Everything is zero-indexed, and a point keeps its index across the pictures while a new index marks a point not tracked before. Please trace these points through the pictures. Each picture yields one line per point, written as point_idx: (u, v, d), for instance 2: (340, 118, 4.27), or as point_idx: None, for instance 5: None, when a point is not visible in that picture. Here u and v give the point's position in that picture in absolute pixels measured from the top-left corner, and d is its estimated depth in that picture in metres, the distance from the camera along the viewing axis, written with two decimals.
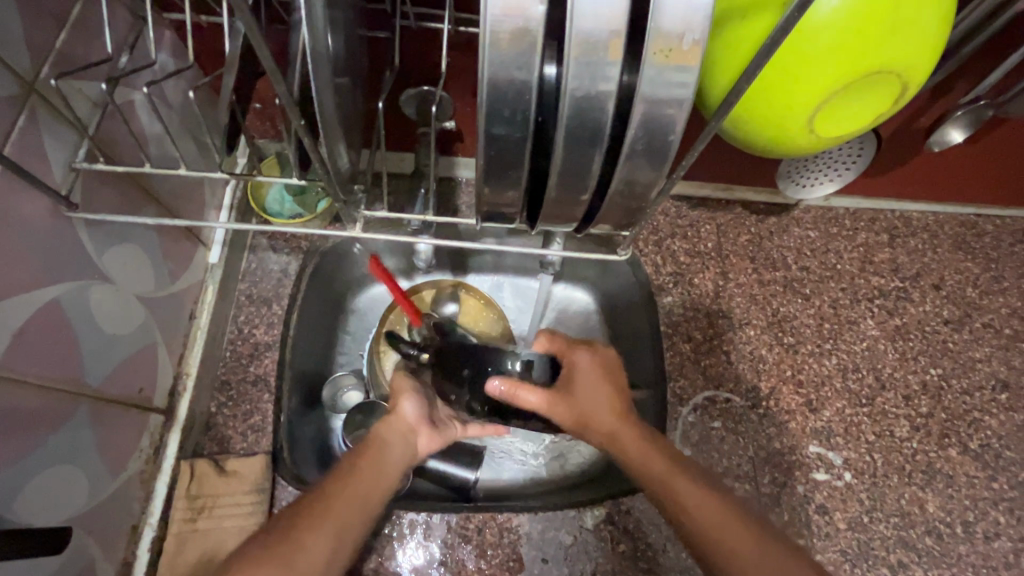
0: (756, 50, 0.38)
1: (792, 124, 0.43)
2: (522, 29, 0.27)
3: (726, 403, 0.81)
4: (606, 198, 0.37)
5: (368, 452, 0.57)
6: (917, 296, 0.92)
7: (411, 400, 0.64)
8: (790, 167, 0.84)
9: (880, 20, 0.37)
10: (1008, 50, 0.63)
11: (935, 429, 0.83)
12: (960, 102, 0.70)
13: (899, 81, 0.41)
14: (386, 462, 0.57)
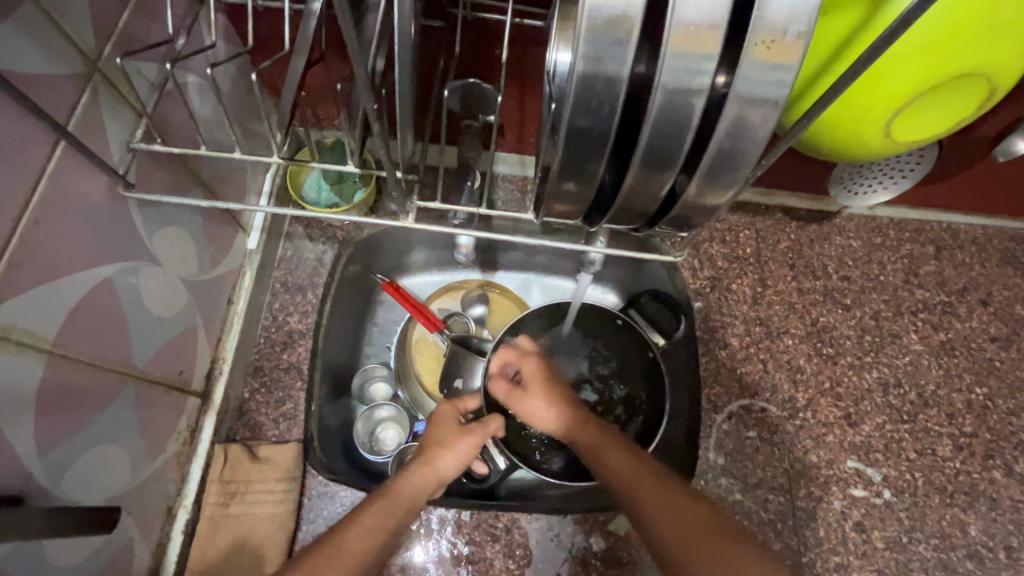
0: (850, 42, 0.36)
1: (867, 128, 0.42)
2: (620, 16, 0.26)
3: (762, 413, 0.79)
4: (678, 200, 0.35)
5: (391, 502, 0.55)
6: (963, 311, 0.89)
7: (451, 457, 0.61)
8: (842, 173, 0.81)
9: (977, 19, 0.35)
10: None
11: (979, 450, 0.80)
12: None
13: (988, 85, 0.39)
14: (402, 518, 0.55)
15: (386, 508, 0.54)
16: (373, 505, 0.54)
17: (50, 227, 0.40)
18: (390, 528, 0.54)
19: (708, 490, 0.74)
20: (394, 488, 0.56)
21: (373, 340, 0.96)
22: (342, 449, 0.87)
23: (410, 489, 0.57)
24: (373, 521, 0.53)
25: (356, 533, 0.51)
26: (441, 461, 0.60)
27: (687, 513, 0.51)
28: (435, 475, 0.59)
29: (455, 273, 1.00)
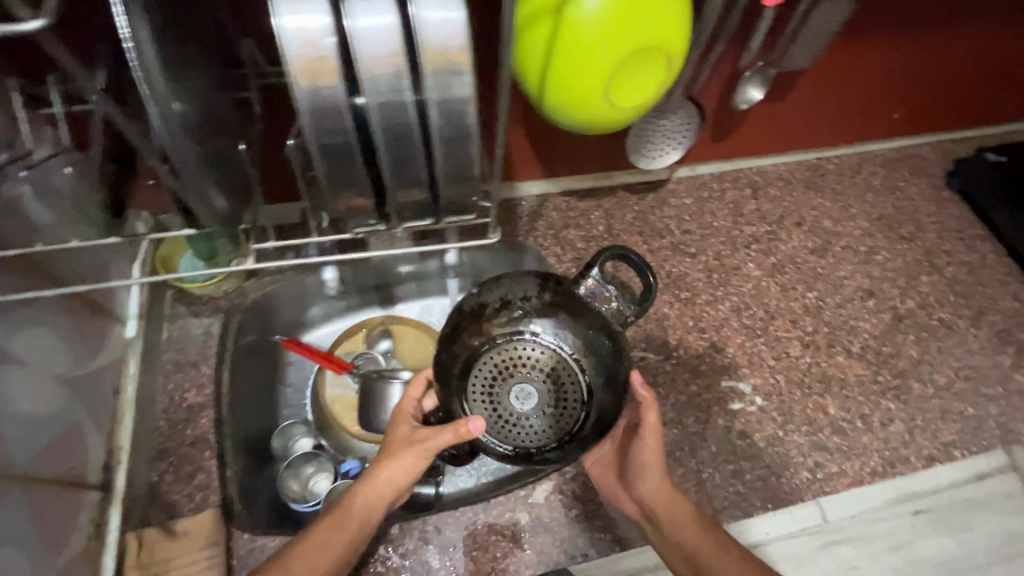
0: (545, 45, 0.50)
1: (595, 101, 0.53)
2: (320, 58, 0.34)
3: (643, 360, 0.89)
4: (443, 187, 0.44)
5: (337, 525, 0.62)
6: (785, 235, 1.05)
7: (393, 467, 0.63)
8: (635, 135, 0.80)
9: (629, 8, 0.48)
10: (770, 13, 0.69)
11: (822, 342, 0.94)
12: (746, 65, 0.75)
13: (666, 54, 0.52)
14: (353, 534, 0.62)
15: (336, 526, 0.62)
16: (319, 531, 0.62)
17: None
18: (337, 551, 0.61)
19: None
20: (342, 510, 0.63)
21: (289, 400, 0.99)
22: (276, 512, 0.87)
23: (360, 505, 0.63)
24: (320, 543, 0.61)
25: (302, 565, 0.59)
26: (384, 474, 0.63)
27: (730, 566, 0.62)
28: (380, 485, 0.63)
29: (356, 314, 1.06)
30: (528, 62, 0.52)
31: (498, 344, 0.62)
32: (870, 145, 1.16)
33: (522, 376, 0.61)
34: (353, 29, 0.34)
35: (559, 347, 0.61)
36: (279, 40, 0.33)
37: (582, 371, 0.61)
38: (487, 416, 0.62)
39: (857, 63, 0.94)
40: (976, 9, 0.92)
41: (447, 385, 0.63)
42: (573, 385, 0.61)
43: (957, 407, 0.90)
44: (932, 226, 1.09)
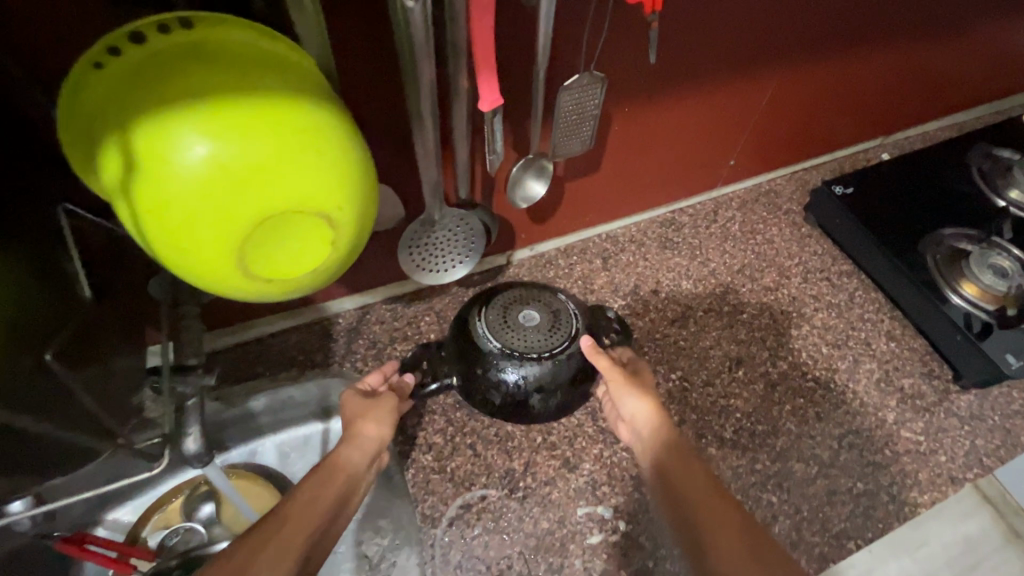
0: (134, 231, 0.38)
1: (235, 283, 0.40)
2: None
3: (483, 500, 0.75)
4: None
5: (332, 475, 0.59)
6: (641, 308, 0.95)
7: (373, 424, 0.67)
8: (408, 250, 0.66)
9: (219, 179, 0.35)
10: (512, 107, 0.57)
11: (690, 433, 0.83)
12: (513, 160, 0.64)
13: (313, 216, 0.39)
14: (346, 485, 0.59)
15: (323, 481, 0.58)
16: (310, 481, 0.57)
17: None
18: (332, 501, 0.56)
19: None
20: (329, 463, 0.61)
21: None
22: None
23: (345, 461, 0.62)
24: (308, 496, 0.55)
25: (302, 508, 0.53)
26: (366, 432, 0.66)
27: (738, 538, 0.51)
28: (361, 446, 0.64)
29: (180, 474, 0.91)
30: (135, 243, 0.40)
31: (528, 286, 0.81)
32: (721, 190, 1.09)
33: (536, 305, 0.78)
34: None
35: (565, 300, 0.80)
36: None
37: (575, 324, 0.78)
38: (495, 319, 0.77)
39: (672, 123, 0.85)
40: (782, 51, 0.85)
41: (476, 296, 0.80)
42: (568, 324, 0.77)
43: (844, 485, 0.80)
44: (795, 270, 1.02)
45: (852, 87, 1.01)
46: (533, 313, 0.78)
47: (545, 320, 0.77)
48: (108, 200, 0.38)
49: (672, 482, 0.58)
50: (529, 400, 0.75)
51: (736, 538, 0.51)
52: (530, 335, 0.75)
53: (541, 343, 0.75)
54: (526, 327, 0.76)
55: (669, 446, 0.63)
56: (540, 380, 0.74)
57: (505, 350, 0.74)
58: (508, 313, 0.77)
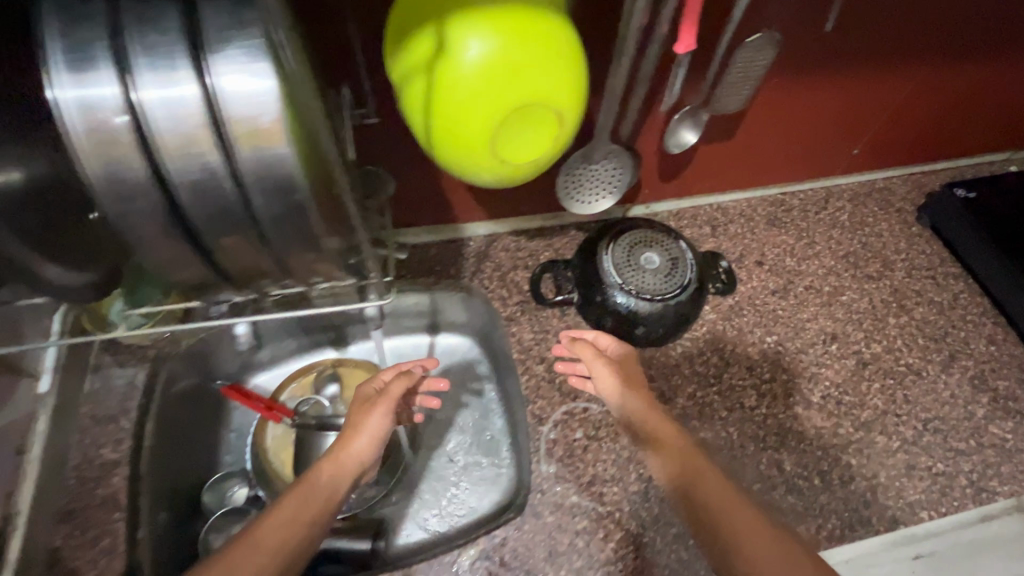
0: (422, 107, 0.49)
1: (482, 158, 0.51)
2: (111, 136, 0.35)
3: (586, 412, 0.85)
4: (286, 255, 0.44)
5: (308, 489, 0.62)
6: (743, 275, 1.01)
7: (363, 438, 0.69)
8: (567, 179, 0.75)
9: (503, 69, 0.46)
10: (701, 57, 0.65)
11: (780, 391, 0.89)
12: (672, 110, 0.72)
13: (553, 111, 0.49)
14: (319, 499, 0.62)
15: (303, 499, 0.61)
16: (287, 502, 0.60)
17: None
18: (309, 517, 0.59)
19: (547, 499, 0.78)
20: (308, 482, 0.63)
21: (231, 446, 0.95)
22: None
23: (323, 478, 0.64)
24: (284, 518, 0.58)
25: (270, 531, 0.56)
26: (354, 443, 0.68)
27: (771, 555, 0.57)
28: (349, 457, 0.67)
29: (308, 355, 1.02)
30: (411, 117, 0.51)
31: (652, 230, 0.92)
32: (835, 180, 1.12)
33: (658, 250, 0.90)
34: (148, 103, 0.35)
35: (685, 249, 0.91)
36: (60, 115, 0.34)
37: (690, 272, 0.88)
38: (621, 257, 0.89)
39: (808, 104, 0.90)
40: (936, 47, 0.88)
41: (606, 233, 0.92)
42: (684, 272, 0.88)
43: (924, 462, 0.84)
44: (900, 264, 1.04)
45: (993, 95, 1.01)
46: (655, 256, 0.89)
47: (665, 263, 0.89)
48: (404, 80, 0.49)
49: (693, 497, 0.65)
50: (636, 329, 0.88)
51: (768, 545, 0.58)
52: (649, 275, 0.87)
53: (660, 284, 0.87)
54: (647, 266, 0.88)
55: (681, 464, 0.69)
56: (642, 313, 0.86)
57: (624, 286, 0.87)
58: (632, 252, 0.89)
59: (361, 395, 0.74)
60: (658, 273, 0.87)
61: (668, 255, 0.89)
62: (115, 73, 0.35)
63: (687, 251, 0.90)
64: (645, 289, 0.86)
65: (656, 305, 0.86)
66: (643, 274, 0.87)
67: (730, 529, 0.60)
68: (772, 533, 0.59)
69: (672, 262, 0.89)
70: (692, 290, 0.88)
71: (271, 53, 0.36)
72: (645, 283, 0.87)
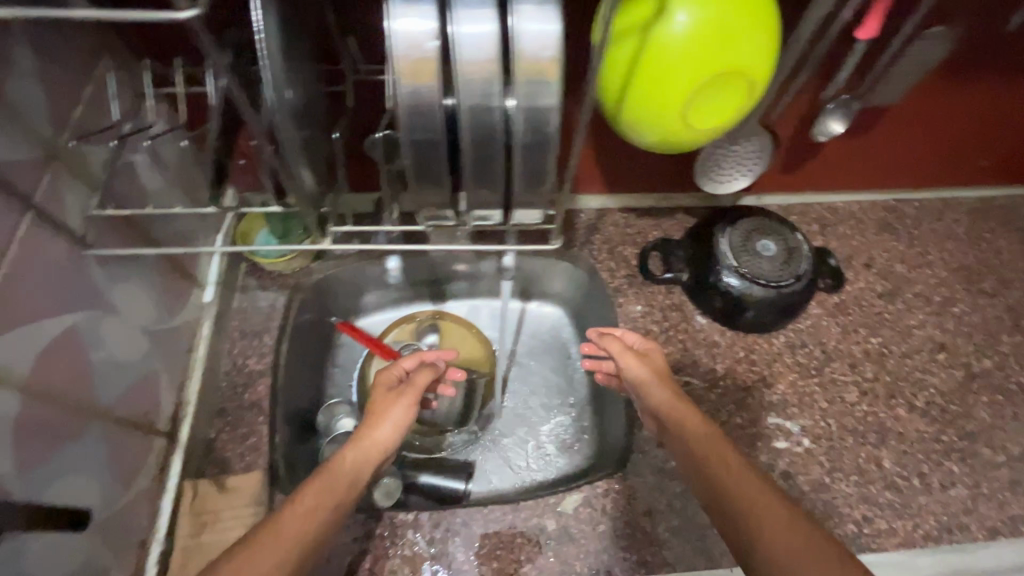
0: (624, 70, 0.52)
1: (670, 123, 0.54)
2: (420, 63, 0.36)
3: (687, 386, 0.88)
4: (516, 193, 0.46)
5: (329, 475, 0.58)
6: (851, 275, 1.00)
7: (387, 426, 0.66)
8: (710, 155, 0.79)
9: (713, 37, 0.49)
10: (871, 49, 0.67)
11: (882, 391, 0.89)
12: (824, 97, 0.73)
13: (745, 82, 0.53)
14: (344, 485, 0.58)
15: (327, 485, 0.57)
16: (310, 487, 0.56)
17: (21, 281, 0.48)
18: (334, 503, 0.55)
19: (646, 460, 0.82)
20: (332, 466, 0.59)
21: (336, 380, 0.97)
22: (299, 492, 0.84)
23: (345, 463, 0.61)
24: (313, 499, 0.54)
25: (294, 518, 0.52)
26: (377, 431, 0.65)
27: (791, 535, 0.48)
28: (370, 444, 0.64)
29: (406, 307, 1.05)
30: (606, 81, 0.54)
31: (768, 220, 0.94)
32: (954, 191, 1.09)
33: (774, 239, 0.91)
34: (456, 33, 0.36)
35: (801, 241, 0.92)
36: (387, 39, 0.36)
37: (804, 263, 0.90)
38: (737, 241, 0.91)
39: (944, 108, 0.90)
40: None
41: (721, 217, 0.94)
42: (799, 263, 0.90)
43: None
44: (1017, 283, 1.02)
45: None
46: (770, 245, 0.91)
47: (780, 253, 0.90)
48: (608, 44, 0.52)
49: (708, 475, 0.58)
50: (745, 312, 0.90)
51: (792, 532, 0.48)
52: (765, 262, 0.89)
53: (775, 271, 0.88)
54: (763, 253, 0.90)
55: (699, 445, 0.61)
56: (753, 294, 0.88)
57: (738, 269, 0.88)
58: (747, 237, 0.91)
59: (381, 379, 0.72)
60: (773, 261, 0.89)
61: (782, 245, 0.91)
62: (431, 3, 0.36)
63: (803, 244, 0.91)
64: (760, 274, 0.88)
65: (769, 289, 0.87)
66: (758, 260, 0.89)
67: (747, 511, 0.52)
68: (801, 517, 0.49)
69: (787, 252, 0.90)
70: (805, 282, 0.89)
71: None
72: (760, 268, 0.88)
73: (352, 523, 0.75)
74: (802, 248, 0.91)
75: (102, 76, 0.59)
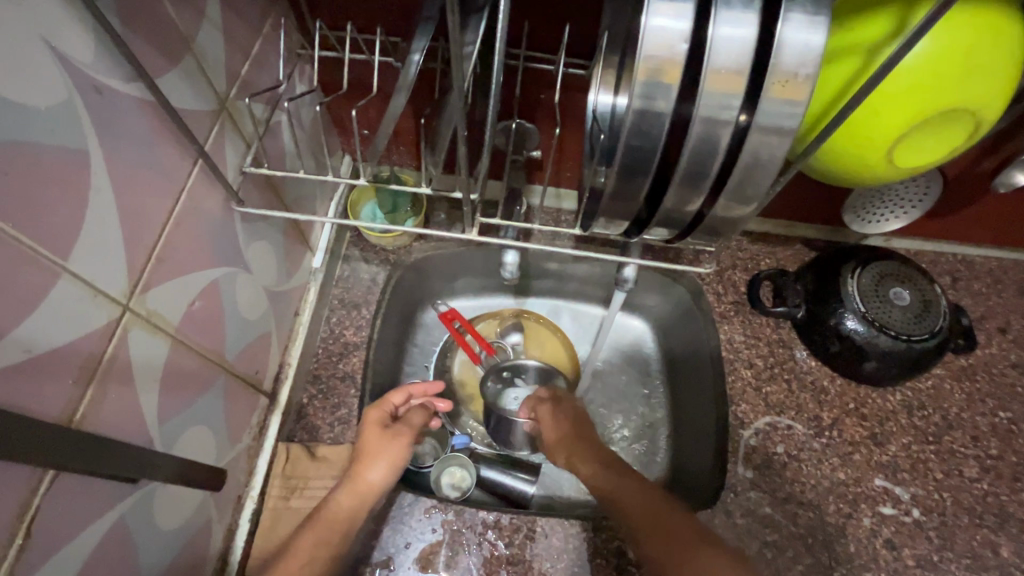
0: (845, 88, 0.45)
1: (872, 154, 0.48)
2: (667, 65, 0.33)
3: (788, 430, 0.83)
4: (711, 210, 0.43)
5: (319, 523, 0.60)
6: (983, 338, 0.91)
7: (380, 469, 0.64)
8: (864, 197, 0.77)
9: (954, 66, 0.43)
10: None
11: (1007, 472, 0.81)
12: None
13: (972, 119, 0.46)
14: (333, 534, 0.60)
15: (320, 537, 0.59)
16: (302, 542, 0.58)
17: (185, 231, 0.48)
18: (327, 551, 0.59)
19: (738, 502, 0.77)
20: (324, 515, 0.61)
21: (412, 359, 0.96)
22: None
23: (337, 509, 0.62)
24: (305, 554, 0.57)
25: (284, 574, 0.55)
26: (368, 475, 0.64)
27: None
28: (363, 489, 0.63)
29: (485, 300, 1.01)
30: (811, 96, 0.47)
31: (902, 264, 0.85)
32: None
33: (910, 287, 0.83)
34: (711, 37, 0.33)
35: (938, 294, 0.84)
36: (638, 35, 0.33)
37: (940, 319, 0.82)
38: (868, 284, 0.83)
39: None
40: None
41: (851, 255, 0.86)
42: (935, 318, 0.81)
43: None
44: None
45: None
46: (903, 293, 0.82)
47: (913, 303, 0.82)
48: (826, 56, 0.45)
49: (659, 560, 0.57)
50: (865, 361, 0.83)
51: None
52: (897, 312, 0.81)
53: (907, 324, 0.80)
54: (896, 301, 0.82)
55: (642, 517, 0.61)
56: (878, 344, 0.81)
57: (866, 314, 0.81)
58: (879, 281, 0.83)
59: (372, 417, 0.69)
60: (906, 312, 0.81)
61: (916, 296, 0.83)
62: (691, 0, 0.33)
63: (941, 298, 0.83)
64: (889, 325, 0.80)
65: (899, 341, 0.80)
66: (889, 307, 0.81)
67: None
68: None
69: (921, 304, 0.82)
70: (937, 338, 0.81)
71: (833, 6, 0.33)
72: (890, 316, 0.81)
73: (431, 515, 0.75)
74: (937, 301, 0.83)
75: (272, 34, 0.59)
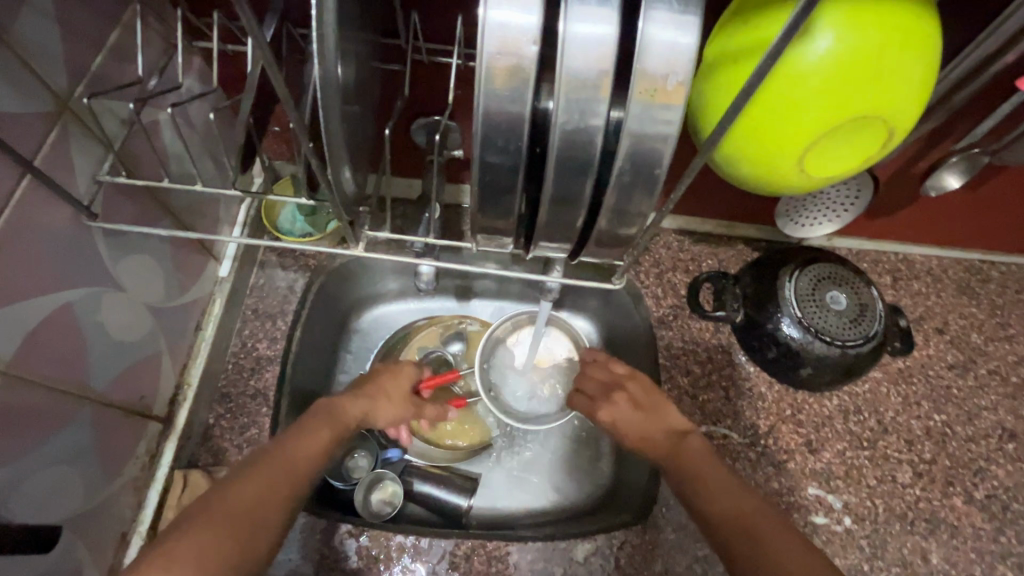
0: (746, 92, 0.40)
1: (783, 162, 0.45)
2: (516, 66, 0.29)
3: (723, 439, 0.80)
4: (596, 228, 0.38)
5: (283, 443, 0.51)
6: (920, 339, 0.90)
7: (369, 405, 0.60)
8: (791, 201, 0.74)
9: (861, 68, 0.39)
10: (998, 99, 0.65)
11: (939, 477, 0.81)
12: (956, 147, 0.71)
13: (885, 127, 0.43)
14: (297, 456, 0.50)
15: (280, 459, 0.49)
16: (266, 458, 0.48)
17: (12, 256, 0.43)
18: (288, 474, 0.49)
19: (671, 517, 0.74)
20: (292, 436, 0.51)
21: (347, 366, 0.87)
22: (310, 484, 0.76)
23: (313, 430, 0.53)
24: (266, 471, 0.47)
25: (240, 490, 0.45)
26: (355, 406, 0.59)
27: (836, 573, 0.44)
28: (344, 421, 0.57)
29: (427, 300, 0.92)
30: (711, 101, 0.43)
31: (841, 266, 0.83)
32: None
33: (846, 291, 0.81)
34: (564, 37, 0.29)
35: (875, 298, 0.82)
36: (478, 35, 0.28)
37: (876, 323, 0.80)
38: (806, 288, 0.81)
39: None
40: None
41: (790, 257, 0.84)
42: (870, 323, 0.80)
43: None
44: None
45: None
46: (840, 297, 0.80)
47: (850, 307, 0.80)
48: (725, 57, 0.41)
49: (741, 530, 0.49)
50: (801, 368, 0.81)
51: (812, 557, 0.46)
52: (833, 317, 0.79)
53: (843, 331, 0.79)
54: (832, 306, 0.80)
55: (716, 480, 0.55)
56: (815, 350, 0.79)
57: (801, 320, 0.79)
58: (816, 284, 0.81)
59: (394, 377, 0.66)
60: (843, 316, 0.79)
61: (854, 299, 0.81)
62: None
63: (878, 302, 0.81)
64: (824, 332, 0.78)
65: (835, 348, 0.78)
66: (825, 311, 0.79)
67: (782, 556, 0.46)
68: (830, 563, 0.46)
69: (858, 307, 0.80)
70: (871, 345, 0.80)
71: (705, 2, 0.29)
72: (826, 320, 0.79)
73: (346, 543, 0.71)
74: (874, 304, 0.81)
75: (131, 22, 0.52)
